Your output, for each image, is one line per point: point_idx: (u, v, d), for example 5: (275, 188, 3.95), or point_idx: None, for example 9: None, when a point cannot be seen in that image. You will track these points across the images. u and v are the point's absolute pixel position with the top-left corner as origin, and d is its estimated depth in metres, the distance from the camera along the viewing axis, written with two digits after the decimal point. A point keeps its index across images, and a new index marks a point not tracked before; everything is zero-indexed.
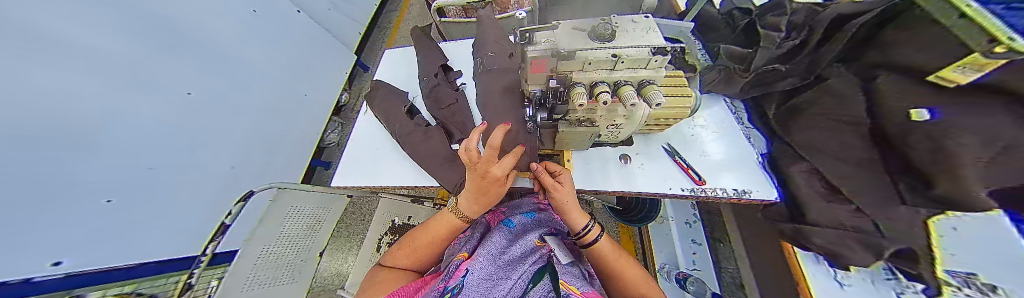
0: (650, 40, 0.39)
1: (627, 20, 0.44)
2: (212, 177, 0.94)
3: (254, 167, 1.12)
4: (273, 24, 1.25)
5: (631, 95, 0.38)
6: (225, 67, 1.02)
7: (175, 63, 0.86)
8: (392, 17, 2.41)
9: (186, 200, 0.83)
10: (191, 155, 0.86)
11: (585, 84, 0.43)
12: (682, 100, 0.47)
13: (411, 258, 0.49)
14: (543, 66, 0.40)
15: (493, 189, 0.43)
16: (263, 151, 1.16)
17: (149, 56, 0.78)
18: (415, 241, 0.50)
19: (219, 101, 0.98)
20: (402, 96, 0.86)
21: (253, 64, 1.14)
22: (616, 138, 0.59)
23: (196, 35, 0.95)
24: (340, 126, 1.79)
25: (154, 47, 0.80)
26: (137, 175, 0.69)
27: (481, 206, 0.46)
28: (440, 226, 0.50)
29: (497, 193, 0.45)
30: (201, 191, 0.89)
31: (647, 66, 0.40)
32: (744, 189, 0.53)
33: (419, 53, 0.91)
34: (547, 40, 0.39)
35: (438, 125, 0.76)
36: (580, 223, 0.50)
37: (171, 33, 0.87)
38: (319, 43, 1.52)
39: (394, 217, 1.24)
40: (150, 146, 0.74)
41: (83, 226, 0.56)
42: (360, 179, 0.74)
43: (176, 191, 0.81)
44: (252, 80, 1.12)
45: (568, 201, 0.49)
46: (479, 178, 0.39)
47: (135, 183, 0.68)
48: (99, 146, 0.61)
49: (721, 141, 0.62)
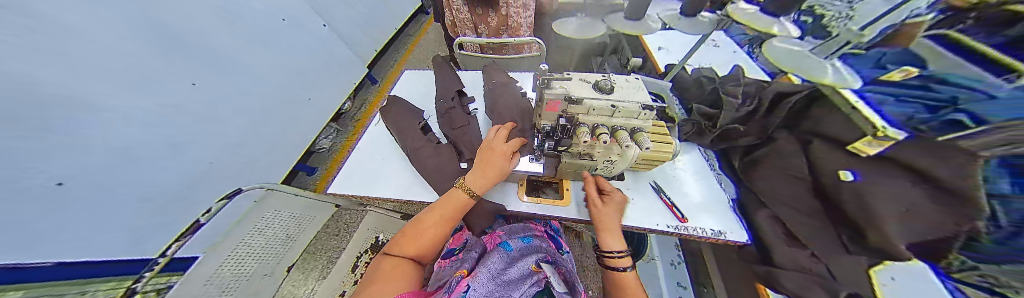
0: (639, 97, 0.49)
1: (622, 78, 0.56)
2: (185, 171, 0.88)
3: (235, 165, 1.07)
4: (292, 34, 1.35)
5: (626, 138, 0.47)
6: (226, 66, 1.04)
7: (175, 64, 0.86)
8: (410, 40, 2.65)
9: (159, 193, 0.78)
10: (170, 145, 0.83)
11: (588, 125, 0.51)
12: (664, 145, 0.56)
13: (415, 246, 0.48)
14: (556, 106, 0.50)
15: (496, 162, 0.53)
16: (247, 150, 1.12)
17: (150, 46, 0.79)
18: (416, 228, 0.50)
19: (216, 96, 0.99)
20: (416, 113, 0.93)
21: (259, 65, 1.18)
22: (610, 172, 0.67)
23: (195, 38, 0.93)
24: (335, 132, 1.78)
25: (156, 41, 0.80)
26: (102, 164, 0.63)
27: (485, 183, 0.54)
28: (446, 208, 0.53)
29: (500, 170, 0.54)
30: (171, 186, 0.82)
31: (638, 117, 0.50)
32: (720, 230, 0.60)
33: (437, 77, 1.01)
34: (562, 87, 0.49)
35: (449, 143, 0.81)
36: (614, 247, 0.53)
37: (175, 41, 0.86)
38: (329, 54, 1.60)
39: (378, 234, 1.18)
40: (124, 133, 0.71)
41: (42, 211, 0.51)
42: (359, 189, 0.73)
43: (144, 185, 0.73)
44: (255, 79, 1.16)
45: (608, 221, 0.56)
46: (489, 149, 0.55)
47: (105, 171, 0.64)
48: (82, 130, 0.60)
49: (697, 184, 0.71)
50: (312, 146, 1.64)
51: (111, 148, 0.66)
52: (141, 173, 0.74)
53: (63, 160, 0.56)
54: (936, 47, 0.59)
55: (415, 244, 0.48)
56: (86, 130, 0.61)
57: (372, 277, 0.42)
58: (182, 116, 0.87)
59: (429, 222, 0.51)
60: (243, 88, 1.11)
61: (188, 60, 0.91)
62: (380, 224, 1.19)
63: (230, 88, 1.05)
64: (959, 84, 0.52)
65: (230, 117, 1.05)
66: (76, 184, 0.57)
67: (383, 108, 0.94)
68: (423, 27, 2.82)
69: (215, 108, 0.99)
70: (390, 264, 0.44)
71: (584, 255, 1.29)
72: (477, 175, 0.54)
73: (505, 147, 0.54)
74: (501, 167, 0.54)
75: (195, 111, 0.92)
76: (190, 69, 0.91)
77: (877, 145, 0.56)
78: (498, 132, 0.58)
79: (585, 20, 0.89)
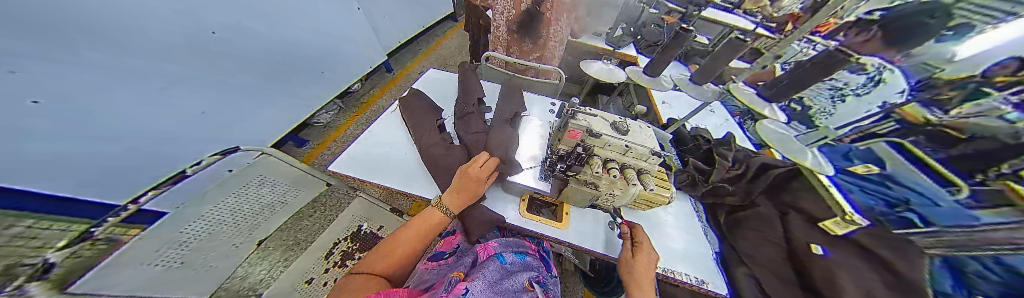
0: (650, 143, 0.56)
1: (637, 124, 0.63)
2: (182, 118, 0.83)
3: (229, 120, 1.01)
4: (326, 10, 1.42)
5: (634, 177, 0.53)
6: (253, 27, 1.04)
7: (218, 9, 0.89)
8: (433, 40, 2.79)
9: (148, 134, 0.73)
10: (172, 87, 0.79)
11: (601, 157, 0.57)
12: (663, 189, 0.62)
13: (389, 260, 0.50)
14: (577, 135, 0.55)
15: (471, 187, 0.54)
16: (247, 108, 1.08)
17: None
18: (397, 242, 0.53)
19: (233, 47, 0.99)
20: (433, 110, 0.96)
21: (287, 31, 1.20)
22: (609, 205, 0.70)
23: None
24: (338, 110, 1.76)
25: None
26: (91, 86, 0.59)
27: (461, 202, 0.55)
28: (423, 221, 0.55)
29: (475, 194, 0.55)
30: (162, 128, 0.77)
31: (647, 160, 0.56)
32: (702, 279, 0.62)
33: (461, 82, 1.07)
34: (585, 120, 0.56)
35: (461, 145, 0.84)
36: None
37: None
38: (352, 35, 1.65)
39: (362, 223, 1.09)
40: (132, 62, 0.68)
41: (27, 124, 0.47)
42: (359, 172, 0.72)
43: (134, 120, 0.69)
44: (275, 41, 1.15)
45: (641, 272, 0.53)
46: (465, 175, 0.54)
47: (98, 93, 0.61)
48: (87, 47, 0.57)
49: (682, 231, 0.74)
50: (310, 118, 1.59)
51: (109, 68, 0.63)
52: (140, 107, 0.71)
53: (59, 75, 0.53)
54: (893, 152, 0.70)
55: (390, 259, 0.50)
56: (87, 47, 0.58)
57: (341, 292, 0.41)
58: (192, 58, 0.84)
59: (410, 235, 0.53)
60: (262, 46, 1.10)
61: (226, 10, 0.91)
62: (367, 212, 1.13)
63: (248, 43, 1.04)
64: (911, 187, 0.63)
65: (240, 71, 1.02)
66: (62, 103, 0.53)
67: (403, 98, 0.97)
68: (448, 32, 2.99)
69: (226, 59, 0.96)
70: (362, 278, 0.45)
71: (564, 286, 1.26)
72: (453, 194, 0.55)
73: (481, 171, 0.53)
74: (478, 190, 0.56)
75: (206, 58, 0.89)
76: (212, 15, 0.91)
77: (841, 226, 0.65)
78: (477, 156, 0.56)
79: (606, 65, 1.00)
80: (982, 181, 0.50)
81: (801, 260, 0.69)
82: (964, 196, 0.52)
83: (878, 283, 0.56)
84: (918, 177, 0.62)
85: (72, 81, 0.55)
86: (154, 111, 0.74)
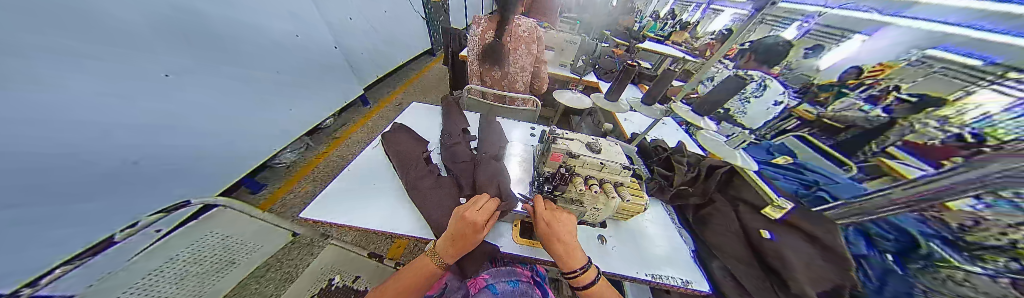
0: (619, 159, 0.66)
1: (608, 144, 0.73)
2: (108, 169, 0.73)
3: (164, 166, 0.89)
4: (299, 49, 1.45)
5: (612, 190, 0.62)
6: (213, 68, 1.01)
7: (173, 56, 0.87)
8: (410, 75, 2.89)
9: (56, 191, 0.62)
10: (112, 135, 0.72)
11: (583, 175, 0.65)
12: (638, 198, 0.69)
13: None
14: (558, 157, 0.65)
15: (470, 235, 0.51)
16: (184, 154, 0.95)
17: (158, 37, 0.81)
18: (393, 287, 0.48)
19: (187, 89, 0.93)
20: (418, 143, 0.98)
21: (245, 70, 1.16)
22: (595, 219, 0.73)
23: (226, 41, 1.05)
24: (303, 147, 1.63)
25: (147, 35, 0.78)
26: (8, 142, 0.51)
27: (458, 249, 0.51)
28: (419, 270, 0.51)
29: (472, 242, 0.53)
30: (65, 184, 0.63)
31: (620, 173, 0.66)
32: (686, 279, 0.65)
33: (447, 116, 1.12)
34: (565, 144, 0.66)
35: (451, 176, 0.85)
36: (576, 261, 0.50)
37: (193, 34, 0.92)
38: (323, 70, 1.67)
39: (334, 276, 0.86)
40: (65, 114, 0.60)
41: None
42: (337, 216, 0.66)
43: (39, 179, 0.58)
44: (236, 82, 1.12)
45: (555, 238, 0.54)
46: (460, 220, 0.51)
47: (15, 149, 0.53)
48: (26, 98, 0.53)
49: (659, 234, 0.79)
50: (272, 159, 1.45)
51: (40, 120, 0.56)
52: (55, 163, 0.60)
53: None
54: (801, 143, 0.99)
55: None
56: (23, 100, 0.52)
57: None
58: (131, 101, 0.76)
59: (399, 285, 0.48)
60: (219, 87, 1.05)
61: (182, 51, 0.90)
62: (340, 262, 0.92)
63: (199, 85, 0.97)
64: (820, 172, 0.89)
65: (191, 115, 0.96)
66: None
67: (388, 133, 0.98)
68: (425, 66, 3.17)
69: (179, 103, 0.91)
70: None
71: None
72: (448, 242, 0.51)
73: (479, 217, 0.52)
74: (475, 237, 0.53)
75: (159, 103, 0.84)
76: (170, 59, 0.86)
77: (778, 210, 0.78)
78: (475, 200, 0.57)
79: (575, 94, 1.16)
80: (863, 159, 0.80)
81: (757, 247, 0.76)
82: (856, 172, 0.79)
83: (816, 257, 0.68)
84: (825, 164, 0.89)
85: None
86: (74, 164, 0.65)
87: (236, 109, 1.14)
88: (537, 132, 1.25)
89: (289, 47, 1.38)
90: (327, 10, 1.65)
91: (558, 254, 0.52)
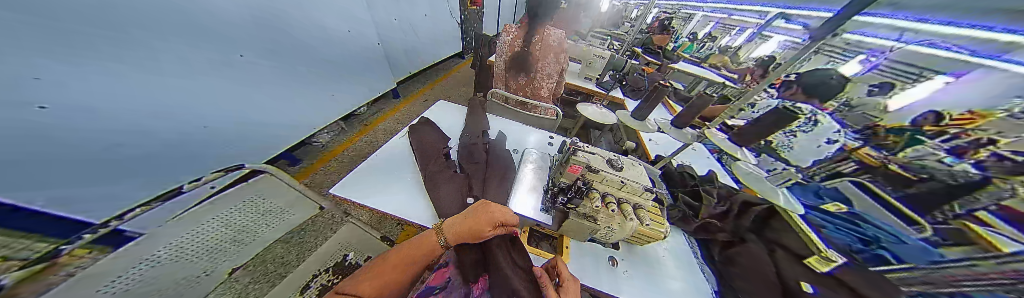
0: (642, 180, 0.63)
1: (630, 163, 0.70)
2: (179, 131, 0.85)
3: (229, 134, 1.03)
4: (347, 43, 1.61)
5: (630, 211, 0.59)
6: (277, 51, 1.16)
7: (247, 38, 1.00)
8: (440, 74, 3.06)
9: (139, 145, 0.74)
10: (196, 105, 0.87)
11: (600, 191, 0.64)
12: (658, 225, 0.65)
13: (377, 282, 0.43)
14: (576, 169, 0.64)
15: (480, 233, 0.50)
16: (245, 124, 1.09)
17: (235, 21, 0.95)
18: (385, 260, 0.47)
19: (253, 66, 1.06)
20: (441, 139, 1.03)
21: (298, 57, 1.29)
22: (608, 239, 0.69)
23: (293, 32, 1.22)
24: (339, 131, 1.78)
25: (232, 24, 0.93)
26: (94, 101, 0.59)
27: (459, 238, 0.49)
28: (414, 248, 0.48)
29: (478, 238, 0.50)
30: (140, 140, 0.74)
31: (641, 195, 0.63)
32: None
33: (470, 116, 1.16)
34: (585, 157, 0.65)
35: (465, 173, 0.86)
36: None
37: (267, 23, 1.08)
38: (366, 62, 1.83)
39: (348, 252, 0.91)
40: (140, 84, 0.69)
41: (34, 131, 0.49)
42: (359, 197, 0.70)
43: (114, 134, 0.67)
44: (291, 65, 1.26)
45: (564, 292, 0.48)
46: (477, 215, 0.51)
47: (99, 107, 0.61)
48: (112, 65, 0.61)
49: (676, 266, 0.72)
50: (310, 137, 1.61)
51: (120, 85, 0.64)
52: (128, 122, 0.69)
53: (69, 90, 0.54)
54: (858, 191, 0.83)
55: (378, 280, 0.43)
56: (104, 66, 0.60)
57: None
58: (212, 71, 0.90)
59: (398, 256, 0.47)
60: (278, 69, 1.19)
61: (257, 37, 1.05)
62: (353, 239, 0.96)
63: (265, 66, 1.12)
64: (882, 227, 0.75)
65: (256, 91, 1.10)
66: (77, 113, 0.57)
67: (414, 125, 1.04)
68: (455, 67, 3.34)
69: (252, 79, 1.07)
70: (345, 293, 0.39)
71: None
72: (454, 226, 0.50)
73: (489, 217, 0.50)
74: (482, 235, 0.50)
75: (234, 84, 1.00)
76: (240, 42, 0.98)
77: (825, 263, 0.67)
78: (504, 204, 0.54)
79: (599, 109, 1.14)
80: (940, 219, 0.64)
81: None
82: (930, 233, 0.65)
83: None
84: (879, 210, 0.76)
85: (79, 95, 0.56)
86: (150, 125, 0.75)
87: (289, 89, 1.29)
88: (555, 142, 1.24)
89: (342, 41, 1.55)
90: (376, 11, 1.83)
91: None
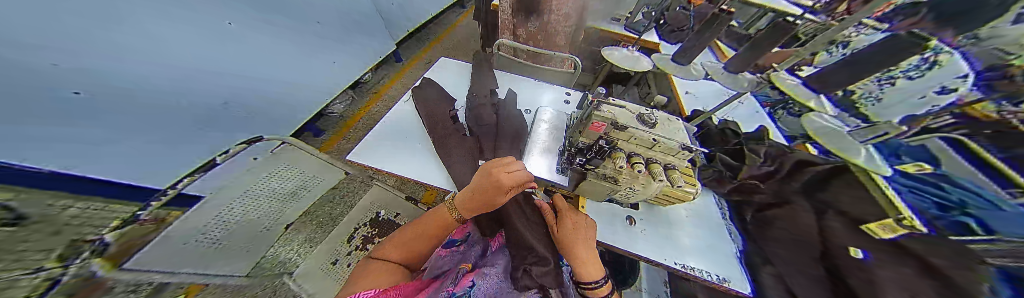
0: (678, 137, 0.53)
1: (665, 117, 0.59)
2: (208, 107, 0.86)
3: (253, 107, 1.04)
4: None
5: (660, 172, 0.52)
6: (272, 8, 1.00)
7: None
8: (442, 29, 2.73)
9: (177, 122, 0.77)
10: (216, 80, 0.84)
11: (624, 150, 0.56)
12: (690, 186, 0.58)
13: (401, 251, 0.45)
14: (599, 127, 0.55)
15: (495, 199, 0.45)
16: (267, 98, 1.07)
17: None
18: (405, 233, 0.48)
19: (251, 32, 0.94)
20: (448, 102, 0.95)
21: (295, 18, 1.11)
22: (627, 199, 0.65)
23: None
24: (351, 100, 1.76)
25: None
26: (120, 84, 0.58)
27: (473, 207, 0.46)
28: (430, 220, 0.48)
29: (494, 204, 0.46)
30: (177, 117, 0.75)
31: (676, 155, 0.54)
32: (722, 277, 0.57)
33: (477, 74, 1.04)
34: (609, 111, 0.54)
35: (474, 137, 0.81)
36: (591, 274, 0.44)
37: None
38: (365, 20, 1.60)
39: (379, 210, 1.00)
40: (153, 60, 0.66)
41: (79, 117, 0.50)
42: (373, 161, 0.71)
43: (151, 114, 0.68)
44: (291, 30, 1.10)
45: (581, 244, 0.47)
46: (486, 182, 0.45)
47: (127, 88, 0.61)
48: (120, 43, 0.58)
49: (697, 226, 0.67)
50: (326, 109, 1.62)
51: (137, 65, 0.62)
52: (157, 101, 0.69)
53: (92, 75, 0.52)
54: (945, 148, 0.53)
55: (402, 250, 0.46)
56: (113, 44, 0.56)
57: (358, 279, 0.39)
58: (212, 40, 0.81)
59: (414, 230, 0.47)
60: (276, 36, 1.04)
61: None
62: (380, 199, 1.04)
63: (260, 33, 0.98)
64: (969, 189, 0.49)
65: (260, 61, 1.00)
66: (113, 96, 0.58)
67: (418, 87, 0.96)
68: (457, 20, 2.94)
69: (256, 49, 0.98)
70: (374, 267, 0.42)
71: None
72: (468, 196, 0.46)
73: (502, 183, 0.43)
74: (497, 199, 0.45)
75: (240, 59, 0.91)
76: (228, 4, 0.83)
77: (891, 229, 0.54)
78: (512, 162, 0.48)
79: (631, 53, 0.93)
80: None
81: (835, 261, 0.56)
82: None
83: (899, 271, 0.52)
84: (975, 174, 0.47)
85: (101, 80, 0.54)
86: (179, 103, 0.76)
87: (303, 60, 1.20)
88: (572, 99, 1.10)
89: None
90: None
91: (578, 258, 0.46)
